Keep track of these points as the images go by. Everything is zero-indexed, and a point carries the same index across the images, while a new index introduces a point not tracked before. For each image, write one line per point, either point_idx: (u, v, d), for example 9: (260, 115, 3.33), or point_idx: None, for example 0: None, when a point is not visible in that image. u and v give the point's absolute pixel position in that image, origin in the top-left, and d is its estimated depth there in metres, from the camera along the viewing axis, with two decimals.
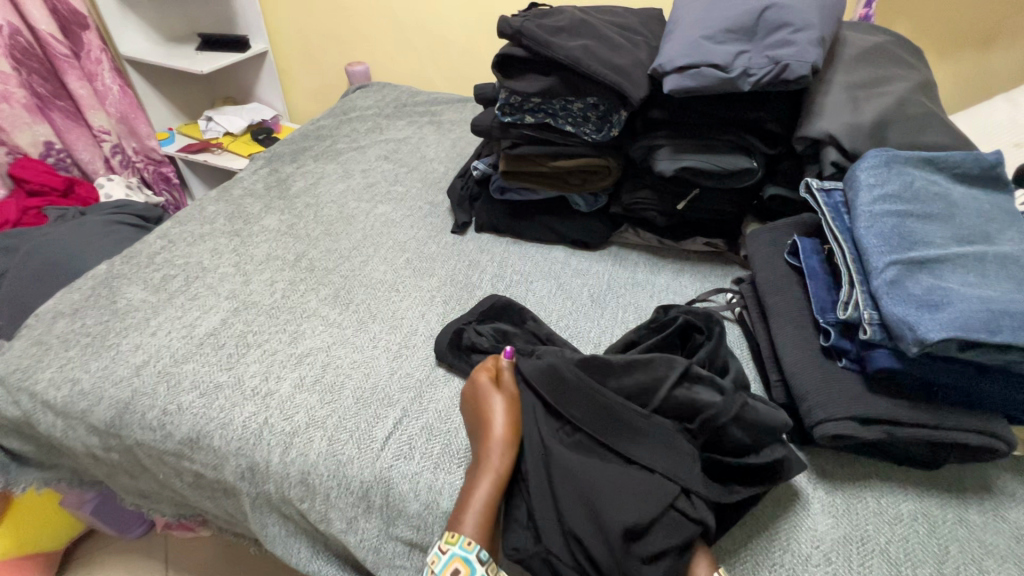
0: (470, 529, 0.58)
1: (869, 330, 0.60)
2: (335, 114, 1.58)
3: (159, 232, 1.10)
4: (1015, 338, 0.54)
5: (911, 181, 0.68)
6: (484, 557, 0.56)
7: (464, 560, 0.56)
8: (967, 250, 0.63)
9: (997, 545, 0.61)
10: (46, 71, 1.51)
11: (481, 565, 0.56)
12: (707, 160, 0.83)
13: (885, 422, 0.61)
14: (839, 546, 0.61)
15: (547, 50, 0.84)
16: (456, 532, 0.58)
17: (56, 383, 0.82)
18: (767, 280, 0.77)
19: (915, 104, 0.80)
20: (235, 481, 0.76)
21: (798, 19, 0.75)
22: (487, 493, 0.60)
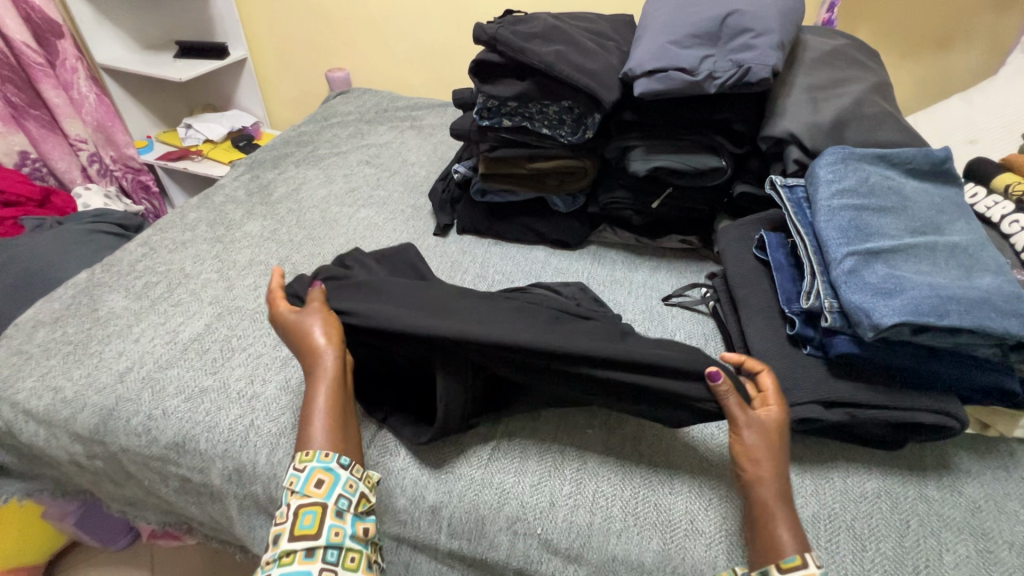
0: (322, 442, 0.62)
1: (829, 317, 0.64)
2: (316, 120, 1.59)
3: (140, 239, 1.10)
4: (962, 321, 0.58)
5: (866, 176, 0.72)
6: (345, 461, 0.61)
7: (326, 470, 0.60)
8: (919, 240, 0.66)
9: (954, 518, 0.65)
10: (20, 80, 1.49)
11: (345, 469, 0.61)
12: (678, 160, 0.86)
13: (847, 405, 0.64)
14: (808, 523, 0.64)
15: (522, 55, 0.86)
16: (309, 449, 0.61)
17: (38, 392, 0.82)
18: (737, 274, 0.81)
19: (871, 104, 0.84)
20: (222, 484, 0.77)
21: (759, 24, 0.79)
22: (325, 399, 0.64)
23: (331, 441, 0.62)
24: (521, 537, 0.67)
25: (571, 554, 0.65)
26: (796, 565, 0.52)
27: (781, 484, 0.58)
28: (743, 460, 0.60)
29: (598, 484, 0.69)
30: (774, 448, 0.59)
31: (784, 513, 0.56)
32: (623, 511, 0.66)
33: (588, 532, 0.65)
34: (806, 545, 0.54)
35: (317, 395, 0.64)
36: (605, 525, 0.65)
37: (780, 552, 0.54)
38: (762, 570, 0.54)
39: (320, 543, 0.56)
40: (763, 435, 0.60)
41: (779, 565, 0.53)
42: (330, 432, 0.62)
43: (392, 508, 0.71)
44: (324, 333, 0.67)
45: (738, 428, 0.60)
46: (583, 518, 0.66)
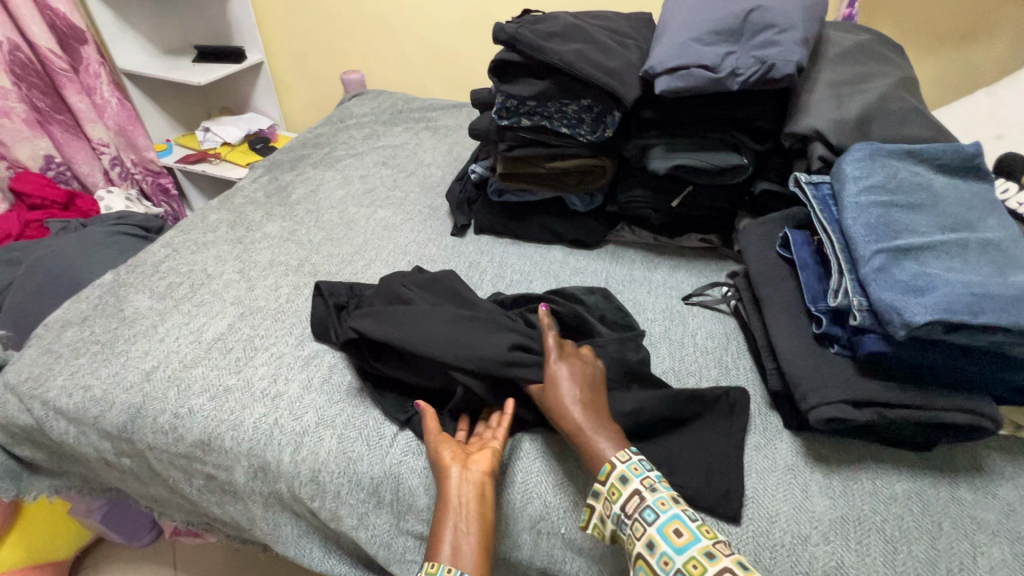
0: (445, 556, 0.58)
1: (859, 316, 0.63)
2: (333, 122, 1.61)
3: (163, 241, 1.12)
4: (997, 319, 0.57)
5: (894, 172, 0.70)
6: None
7: None
8: (950, 237, 0.65)
9: (988, 521, 0.64)
10: (45, 85, 1.52)
11: None
12: (699, 158, 0.86)
13: (877, 405, 0.63)
14: (838, 525, 0.63)
15: (541, 55, 0.86)
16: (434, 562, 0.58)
17: (68, 390, 0.84)
18: (760, 273, 0.80)
19: (897, 99, 0.82)
20: (247, 481, 0.78)
21: (782, 20, 0.78)
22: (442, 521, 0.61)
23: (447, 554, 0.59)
24: (539, 534, 0.67)
25: (596, 553, 0.66)
26: (609, 472, 0.61)
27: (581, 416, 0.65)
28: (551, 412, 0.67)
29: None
30: (577, 389, 0.67)
31: (596, 438, 0.63)
32: None
33: None
34: (617, 450, 0.63)
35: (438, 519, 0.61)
36: None
37: (597, 466, 0.62)
38: (593, 491, 0.61)
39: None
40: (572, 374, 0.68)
41: (598, 477, 0.61)
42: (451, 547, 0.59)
43: (415, 506, 0.71)
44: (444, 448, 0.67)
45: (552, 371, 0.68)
46: None
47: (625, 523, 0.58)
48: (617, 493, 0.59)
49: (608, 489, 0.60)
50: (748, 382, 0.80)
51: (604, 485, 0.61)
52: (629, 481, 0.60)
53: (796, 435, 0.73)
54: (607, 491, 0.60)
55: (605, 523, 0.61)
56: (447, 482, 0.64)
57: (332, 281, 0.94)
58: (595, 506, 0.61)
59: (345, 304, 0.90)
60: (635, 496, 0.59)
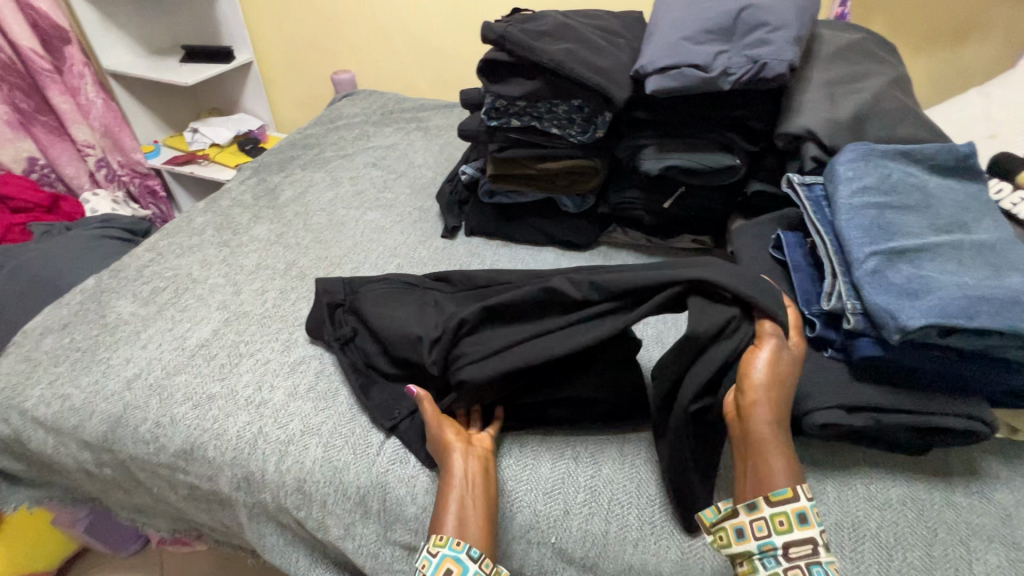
0: (453, 529, 0.59)
1: (853, 319, 0.62)
2: (322, 123, 1.58)
3: (147, 244, 1.10)
4: (993, 323, 0.56)
5: (888, 173, 0.69)
6: (476, 553, 0.57)
7: (456, 560, 0.57)
8: (945, 239, 0.64)
9: (984, 526, 0.63)
10: (28, 87, 1.50)
11: (474, 562, 0.57)
12: (691, 159, 0.84)
13: (871, 410, 0.62)
14: (832, 532, 0.62)
15: (531, 54, 0.84)
16: (442, 535, 0.59)
17: (46, 400, 0.82)
18: (754, 275, 0.79)
19: (891, 98, 0.81)
20: (231, 492, 0.76)
21: (774, 19, 0.77)
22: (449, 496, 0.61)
23: (455, 529, 0.59)
24: (527, 541, 0.66)
25: (588, 563, 0.64)
26: (785, 498, 0.55)
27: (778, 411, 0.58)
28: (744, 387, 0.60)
29: (613, 504, 0.66)
30: (782, 384, 0.60)
31: (778, 452, 0.57)
32: (640, 519, 0.65)
33: (605, 541, 0.64)
34: (797, 480, 0.56)
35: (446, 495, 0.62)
36: (622, 536, 0.64)
37: (773, 485, 0.56)
38: (751, 503, 0.56)
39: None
40: (778, 370, 0.60)
41: (772, 495, 0.55)
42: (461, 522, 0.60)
43: (402, 516, 0.69)
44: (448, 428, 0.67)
45: (756, 360, 0.60)
46: (599, 526, 0.65)
47: (778, 557, 0.54)
48: (785, 524, 0.54)
49: (774, 514, 0.55)
50: None
51: (773, 507, 0.55)
52: (807, 524, 0.54)
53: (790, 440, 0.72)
54: (773, 516, 0.55)
55: (743, 539, 0.56)
56: (450, 463, 0.64)
57: (330, 278, 0.93)
58: (742, 520, 0.56)
59: (340, 302, 0.88)
60: (808, 542, 0.53)
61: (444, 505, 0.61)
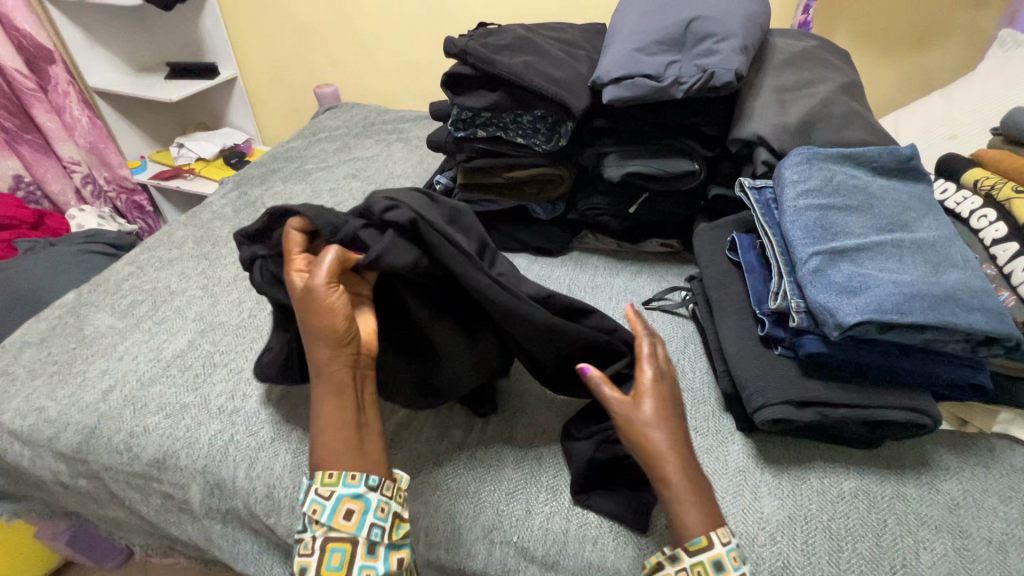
0: (347, 463, 0.57)
1: (797, 317, 0.64)
2: (305, 136, 1.61)
3: (128, 258, 1.12)
4: (925, 317, 0.58)
5: (832, 176, 0.72)
6: (371, 481, 0.57)
7: (355, 498, 0.56)
8: (885, 238, 0.67)
9: (932, 516, 0.65)
10: (12, 106, 1.52)
11: (370, 490, 0.57)
12: (651, 165, 0.87)
13: (818, 404, 0.64)
14: (784, 525, 0.64)
15: (491, 67, 0.87)
16: (331, 471, 0.56)
17: (22, 413, 0.83)
18: (711, 276, 0.81)
19: (839, 103, 0.84)
20: (204, 499, 0.77)
21: (722, 29, 0.80)
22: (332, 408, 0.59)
23: (349, 461, 0.57)
24: (492, 542, 0.67)
25: (548, 562, 0.66)
26: (701, 547, 0.52)
27: (678, 447, 0.57)
28: (631, 437, 0.58)
29: (573, 503, 0.68)
30: (668, 420, 0.59)
31: (684, 496, 0.54)
32: (599, 517, 0.67)
33: (565, 539, 0.65)
34: (713, 525, 0.54)
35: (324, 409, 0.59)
36: (581, 533, 0.65)
37: (687, 536, 0.53)
38: (672, 554, 0.53)
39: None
40: (657, 407, 0.60)
41: (687, 548, 0.52)
42: (348, 446, 0.58)
43: None
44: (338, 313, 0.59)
45: (641, 412, 0.59)
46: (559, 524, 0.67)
47: None
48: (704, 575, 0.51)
49: (694, 565, 0.52)
50: (703, 385, 0.81)
51: (692, 558, 0.52)
52: (723, 569, 0.51)
53: (747, 437, 0.74)
54: (693, 566, 0.52)
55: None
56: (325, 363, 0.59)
57: None
58: (666, 572, 0.53)
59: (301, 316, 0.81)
60: None
61: (331, 425, 0.58)
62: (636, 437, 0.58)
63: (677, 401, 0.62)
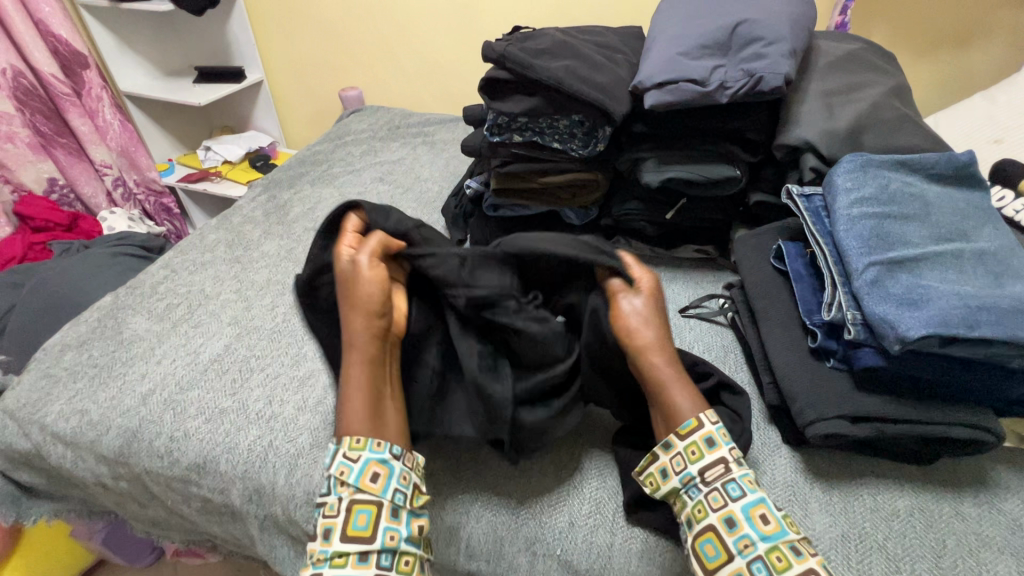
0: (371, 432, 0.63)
1: (853, 330, 0.62)
2: (331, 139, 1.62)
3: (162, 262, 1.13)
4: (993, 332, 0.56)
5: (886, 183, 0.70)
6: (397, 451, 0.63)
7: (380, 463, 0.61)
8: (945, 248, 0.65)
9: (993, 537, 0.62)
10: (48, 110, 1.55)
11: (395, 459, 0.63)
12: (692, 170, 0.85)
13: (874, 420, 0.62)
14: (838, 543, 0.62)
15: (530, 72, 0.86)
16: (359, 438, 0.63)
17: (65, 415, 0.84)
18: (756, 285, 0.79)
19: (889, 108, 0.82)
20: (243, 505, 0.77)
21: (769, 33, 0.78)
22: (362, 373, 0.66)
23: (374, 431, 0.64)
24: (534, 555, 0.66)
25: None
26: (692, 428, 0.62)
27: (666, 349, 0.67)
28: (626, 338, 0.67)
29: (618, 517, 0.67)
30: (656, 322, 0.68)
31: (674, 385, 0.64)
32: (644, 532, 0.65)
33: (610, 553, 0.64)
34: (702, 408, 0.64)
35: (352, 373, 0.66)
36: (626, 546, 0.64)
37: (681, 420, 0.63)
38: (667, 443, 0.63)
39: (373, 547, 0.58)
40: (645, 311, 0.68)
41: (678, 430, 0.62)
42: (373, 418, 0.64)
43: None
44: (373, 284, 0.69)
45: (625, 315, 0.67)
46: (603, 537, 0.65)
47: (698, 487, 0.60)
48: (697, 453, 0.61)
49: (687, 446, 0.62)
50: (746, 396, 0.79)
51: (685, 439, 0.62)
52: (716, 446, 0.61)
53: (794, 451, 0.72)
54: (686, 447, 0.62)
55: (665, 478, 0.62)
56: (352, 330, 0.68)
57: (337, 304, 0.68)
58: (662, 460, 0.62)
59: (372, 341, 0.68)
60: (720, 464, 0.60)
61: (356, 390, 0.65)
62: (629, 338, 0.67)
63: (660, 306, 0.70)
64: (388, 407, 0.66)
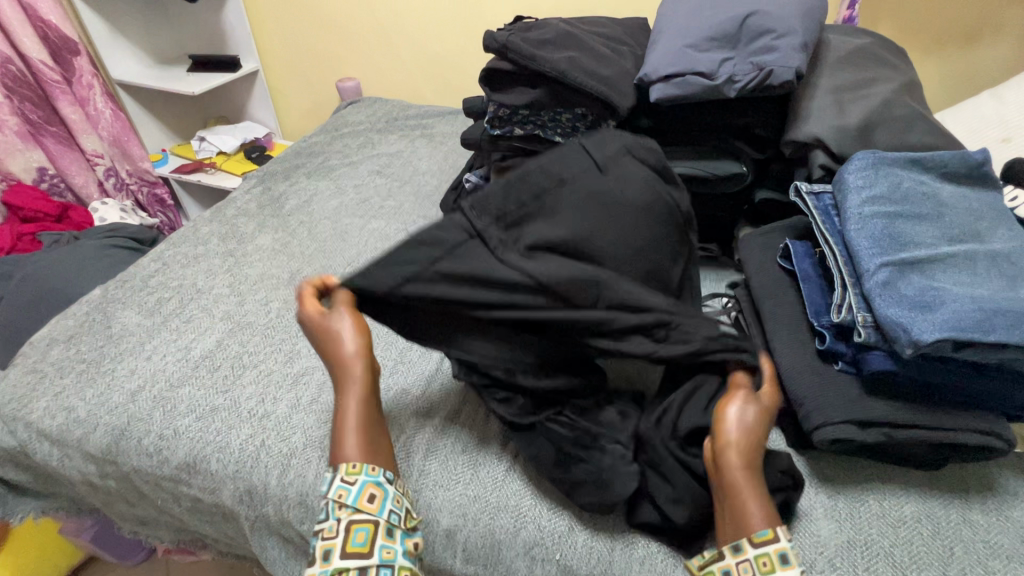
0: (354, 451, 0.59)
1: (863, 332, 0.60)
2: (327, 131, 1.59)
3: (153, 254, 1.10)
4: (1009, 336, 0.54)
5: (899, 182, 0.68)
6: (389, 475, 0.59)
7: (376, 484, 0.57)
8: (958, 249, 0.63)
9: (1002, 545, 0.61)
10: (38, 97, 1.51)
11: (389, 484, 0.59)
12: (696, 166, 0.83)
13: (883, 425, 0.61)
14: (844, 551, 0.61)
15: (533, 63, 0.84)
16: (354, 462, 0.58)
17: (52, 412, 0.82)
18: (761, 285, 0.77)
19: (900, 104, 0.80)
20: (234, 505, 0.76)
21: (780, 25, 0.76)
22: (354, 403, 0.61)
23: (367, 455, 0.59)
24: (535, 561, 0.64)
25: None
26: (767, 539, 0.52)
27: (756, 453, 0.56)
28: (718, 422, 0.58)
29: (619, 522, 0.65)
30: (758, 424, 0.58)
31: (754, 488, 0.54)
32: (646, 538, 0.64)
33: (610, 559, 0.63)
34: (778, 521, 0.53)
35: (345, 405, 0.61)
36: (627, 552, 0.63)
37: (752, 526, 0.53)
38: (735, 544, 0.53)
39: (372, 562, 0.53)
40: (754, 417, 0.58)
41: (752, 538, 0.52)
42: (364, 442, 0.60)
43: None
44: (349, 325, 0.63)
45: (725, 403, 0.59)
46: (604, 541, 0.64)
47: None
48: (769, 566, 0.51)
49: (758, 556, 0.51)
50: None
51: (758, 548, 0.52)
52: (790, 564, 0.50)
53: (799, 455, 0.70)
54: (757, 557, 0.51)
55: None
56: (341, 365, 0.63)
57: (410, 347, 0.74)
58: (728, 562, 0.53)
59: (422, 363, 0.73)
60: None
61: (349, 419, 0.61)
62: (715, 425, 0.58)
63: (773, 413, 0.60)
64: (378, 436, 0.62)
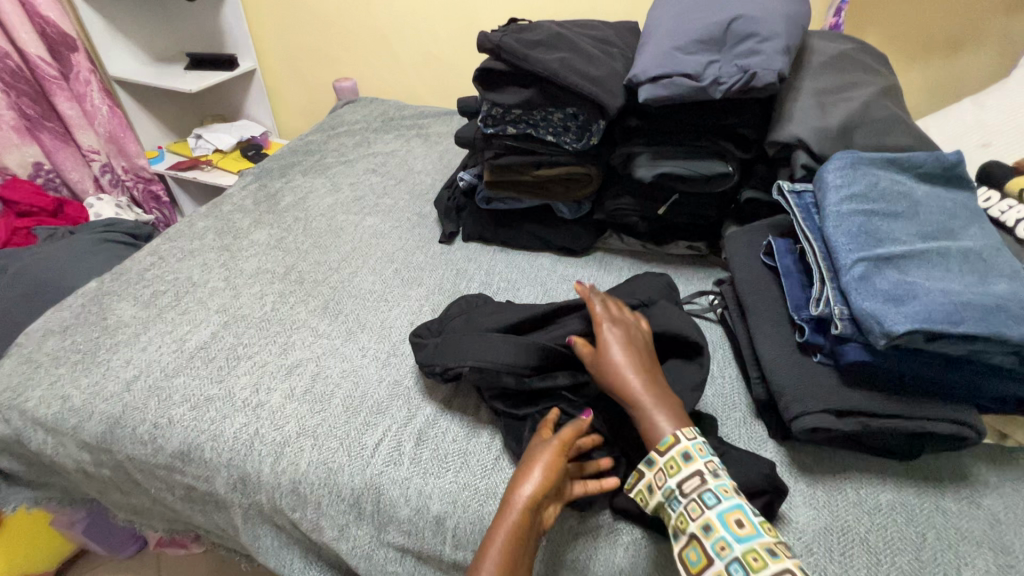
0: None
1: (840, 325, 0.63)
2: (324, 129, 1.61)
3: (149, 248, 1.11)
4: (977, 328, 0.56)
5: (876, 181, 0.70)
6: None
7: None
8: (932, 246, 0.65)
9: (973, 531, 0.63)
10: (35, 93, 1.52)
11: None
12: (683, 166, 0.85)
13: (859, 414, 0.63)
14: (821, 536, 0.63)
15: (525, 63, 0.86)
16: None
17: (47, 401, 0.83)
18: (745, 280, 0.80)
19: (880, 107, 0.83)
20: (227, 493, 0.77)
21: (764, 29, 0.78)
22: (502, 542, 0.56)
23: None
24: None
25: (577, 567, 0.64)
26: (670, 444, 0.59)
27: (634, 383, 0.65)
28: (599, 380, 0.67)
29: (604, 508, 0.67)
30: (624, 362, 0.66)
31: (646, 413, 0.62)
32: (631, 525, 0.65)
33: (596, 545, 0.64)
34: (679, 425, 0.62)
35: (495, 537, 0.57)
36: (612, 538, 0.64)
37: (657, 437, 0.61)
38: (648, 460, 0.60)
39: None
40: (616, 350, 0.67)
41: (661, 449, 0.60)
42: None
43: (396, 517, 0.70)
44: (534, 472, 0.60)
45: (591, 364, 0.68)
46: (591, 527, 0.65)
47: (679, 499, 0.56)
48: (675, 467, 0.58)
49: (666, 460, 0.59)
50: (733, 391, 0.79)
51: (667, 454, 0.59)
52: (693, 459, 0.58)
53: (780, 445, 0.72)
54: (666, 463, 0.59)
55: (653, 493, 0.58)
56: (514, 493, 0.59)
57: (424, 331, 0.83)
58: (647, 478, 0.60)
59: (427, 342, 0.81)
60: (697, 474, 0.57)
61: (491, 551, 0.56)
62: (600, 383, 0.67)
63: (643, 342, 0.70)
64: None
